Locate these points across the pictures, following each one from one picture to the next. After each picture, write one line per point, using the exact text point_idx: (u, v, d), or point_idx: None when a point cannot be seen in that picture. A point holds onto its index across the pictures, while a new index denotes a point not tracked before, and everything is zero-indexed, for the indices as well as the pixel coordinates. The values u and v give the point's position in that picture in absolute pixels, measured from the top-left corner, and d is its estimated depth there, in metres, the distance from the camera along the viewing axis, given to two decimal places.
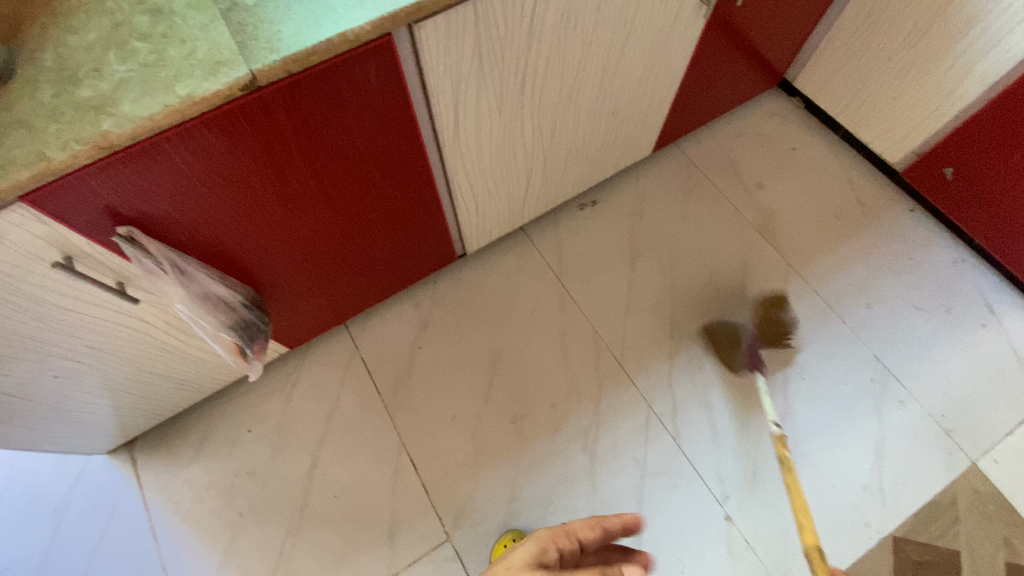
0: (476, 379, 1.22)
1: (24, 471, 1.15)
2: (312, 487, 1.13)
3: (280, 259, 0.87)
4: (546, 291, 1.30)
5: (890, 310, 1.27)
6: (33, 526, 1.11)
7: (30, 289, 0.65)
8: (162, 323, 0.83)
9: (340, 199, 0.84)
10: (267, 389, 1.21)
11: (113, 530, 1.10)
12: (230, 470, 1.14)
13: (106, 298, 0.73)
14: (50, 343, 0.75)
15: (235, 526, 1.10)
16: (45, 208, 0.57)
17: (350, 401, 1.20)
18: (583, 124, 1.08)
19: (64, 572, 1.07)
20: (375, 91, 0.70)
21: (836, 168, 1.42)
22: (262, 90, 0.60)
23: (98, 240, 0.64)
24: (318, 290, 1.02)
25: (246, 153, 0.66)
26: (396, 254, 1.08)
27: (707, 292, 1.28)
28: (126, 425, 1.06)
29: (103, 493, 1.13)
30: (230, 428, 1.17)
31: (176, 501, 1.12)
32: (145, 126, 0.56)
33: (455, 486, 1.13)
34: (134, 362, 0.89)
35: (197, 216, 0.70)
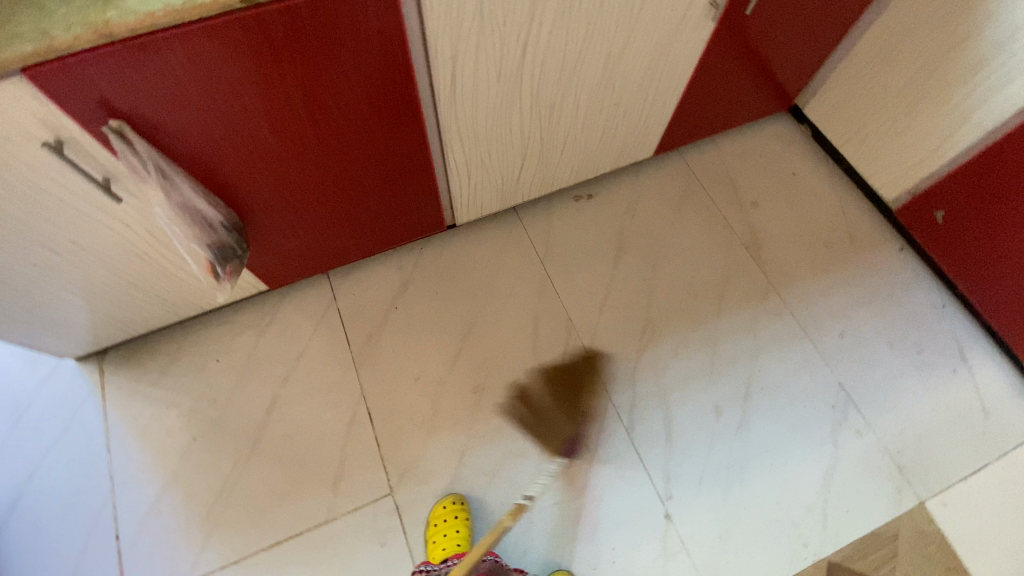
0: (445, 345, 1.24)
1: None
2: (268, 423, 1.15)
3: (266, 189, 0.90)
4: (527, 273, 1.33)
5: (863, 342, 1.27)
6: None
7: (19, 167, 0.68)
8: (142, 228, 0.86)
9: (331, 138, 0.87)
10: (242, 323, 1.24)
11: (69, 434, 1.13)
12: (193, 395, 1.17)
13: (91, 192, 0.76)
14: (32, 229, 0.78)
15: (187, 448, 1.12)
16: (40, 84, 0.60)
17: (320, 347, 1.23)
18: (583, 110, 1.10)
19: (16, 465, 1.10)
20: (375, 32, 0.73)
21: (832, 197, 1.43)
22: (263, 8, 0.63)
23: (89, 129, 0.67)
24: (301, 230, 1.05)
25: (242, 70, 0.69)
26: (383, 208, 1.11)
27: (685, 297, 1.29)
28: (97, 329, 1.09)
29: (67, 397, 1.16)
30: (199, 355, 1.20)
31: (135, 416, 1.15)
32: (146, 22, 0.59)
33: (407, 444, 1.14)
34: (112, 265, 0.92)
35: (188, 126, 0.73)
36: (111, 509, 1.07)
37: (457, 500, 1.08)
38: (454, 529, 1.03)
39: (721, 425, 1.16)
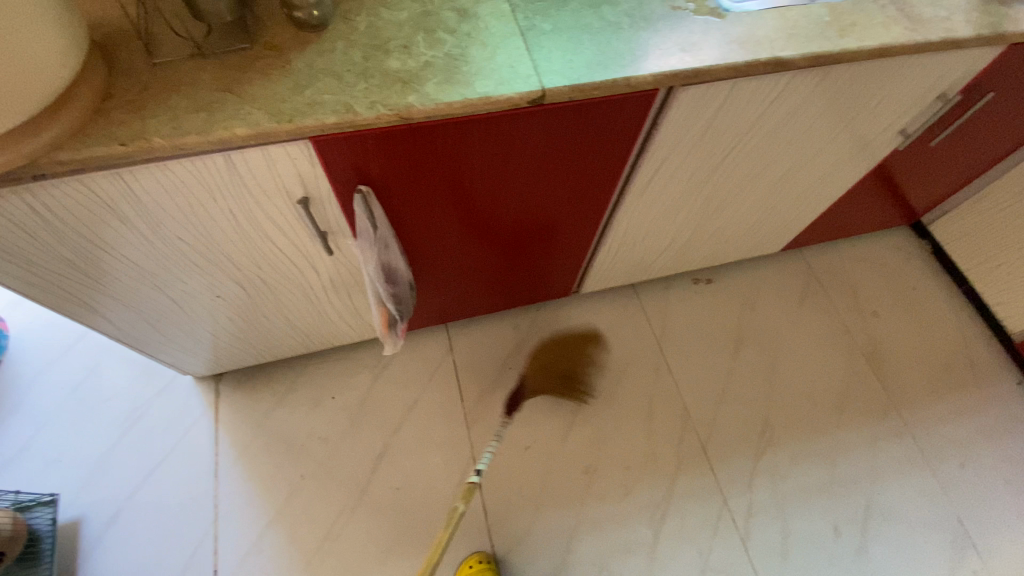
0: (558, 417, 1.22)
1: (112, 371, 1.19)
2: (377, 473, 1.12)
3: (447, 250, 0.90)
4: (643, 352, 1.31)
5: (985, 479, 1.21)
6: (106, 425, 1.14)
7: (260, 215, 0.69)
8: (328, 273, 0.87)
9: (525, 215, 0.87)
10: (359, 362, 1.23)
11: (176, 453, 1.12)
12: (304, 431, 1.15)
13: (306, 240, 0.77)
14: (235, 266, 0.79)
15: (293, 486, 1.10)
16: (321, 152, 0.61)
17: (432, 400, 1.21)
18: (743, 210, 1.11)
19: (121, 478, 1.09)
20: (614, 133, 0.74)
21: (953, 320, 1.41)
22: (539, 107, 0.64)
23: (338, 191, 0.68)
24: (452, 287, 1.05)
25: (489, 154, 0.70)
26: (529, 277, 1.11)
27: (804, 404, 1.27)
28: (229, 354, 1.08)
29: (180, 414, 1.16)
30: (314, 390, 1.19)
31: (245, 444, 1.14)
32: (440, 110, 0.60)
33: (515, 518, 1.11)
34: (280, 303, 0.93)
35: (418, 194, 0.74)
36: (212, 540, 1.05)
37: (483, 558, 1.04)
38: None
39: (841, 549, 1.12)
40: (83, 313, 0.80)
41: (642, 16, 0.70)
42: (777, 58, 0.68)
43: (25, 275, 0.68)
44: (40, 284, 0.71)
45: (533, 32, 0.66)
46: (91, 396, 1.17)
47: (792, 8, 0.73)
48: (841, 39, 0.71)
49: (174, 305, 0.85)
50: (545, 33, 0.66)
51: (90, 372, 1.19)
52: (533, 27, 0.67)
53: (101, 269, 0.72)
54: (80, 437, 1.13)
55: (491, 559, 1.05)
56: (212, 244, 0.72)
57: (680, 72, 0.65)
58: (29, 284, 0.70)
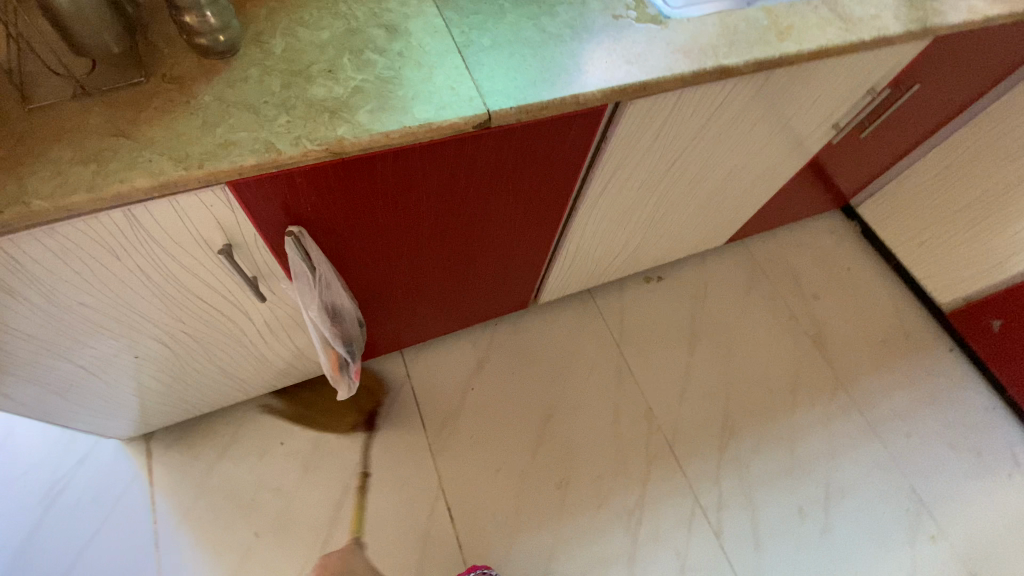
0: (525, 434, 1.18)
1: (20, 443, 1.05)
2: (339, 519, 1.05)
3: (394, 280, 0.84)
4: (605, 357, 1.30)
5: (927, 444, 1.30)
6: (17, 507, 1.00)
7: (176, 268, 0.61)
8: (263, 317, 0.78)
9: (475, 238, 0.82)
10: (309, 400, 1.15)
11: (107, 528, 1.00)
12: (254, 483, 1.06)
13: (234, 287, 0.69)
14: (152, 323, 0.69)
15: (247, 546, 1.01)
16: (241, 196, 0.54)
17: (393, 431, 1.14)
18: (690, 211, 1.11)
19: (41, 566, 0.96)
20: (563, 150, 0.70)
21: (885, 296, 1.50)
22: (484, 131, 0.59)
23: (265, 234, 0.61)
24: (404, 315, 0.98)
25: (433, 181, 0.65)
26: (485, 296, 1.07)
27: (760, 392, 1.30)
28: (158, 412, 0.97)
29: (107, 480, 1.03)
30: (261, 436, 1.10)
31: (187, 506, 1.03)
32: (377, 142, 0.54)
33: (491, 545, 1.07)
34: (212, 354, 0.83)
35: (357, 228, 0.67)
36: None
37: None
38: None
39: (807, 528, 1.16)
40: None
41: (583, 27, 0.66)
42: (722, 66, 0.67)
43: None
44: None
45: (471, 48, 0.61)
46: None
47: (730, 13, 0.72)
48: (780, 43, 0.70)
49: (84, 372, 0.74)
50: (484, 50, 0.61)
51: None
52: (470, 43, 0.62)
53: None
54: None
55: None
56: (122, 304, 0.63)
57: (630, 84, 0.62)
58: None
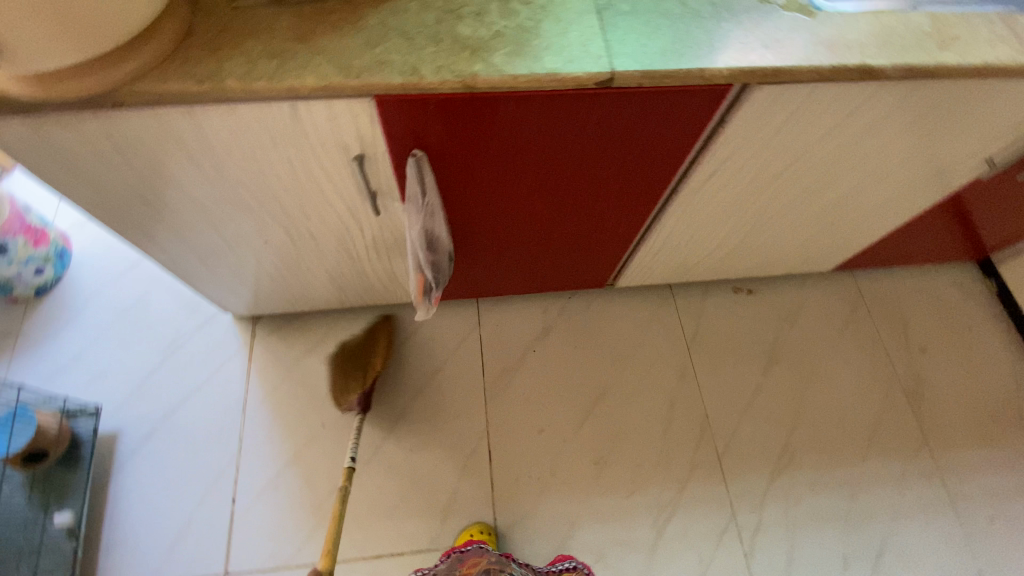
0: (576, 406, 1.21)
1: (159, 299, 1.26)
2: (393, 432, 1.16)
3: (488, 227, 0.90)
4: (671, 354, 1.29)
5: (1016, 537, 1.15)
6: (148, 350, 1.20)
7: (315, 166, 0.70)
8: (370, 232, 0.88)
9: (570, 201, 0.86)
10: (389, 324, 1.26)
11: (209, 385, 1.18)
12: (329, 382, 1.19)
13: (355, 197, 0.78)
14: (284, 213, 0.81)
15: (314, 433, 1.15)
16: (383, 111, 0.61)
17: (455, 370, 1.23)
18: (798, 223, 1.06)
19: (156, 401, 1.16)
20: (676, 126, 0.71)
21: (1007, 367, 1.33)
22: (605, 91, 0.62)
23: (392, 151, 0.68)
24: (489, 264, 1.04)
25: (545, 134, 0.69)
26: (566, 265, 1.10)
27: (830, 430, 1.23)
28: (269, 299, 1.12)
29: (217, 347, 1.21)
30: (343, 344, 1.23)
31: (273, 385, 1.19)
32: (506, 82, 0.59)
33: (520, 496, 1.13)
34: (322, 257, 0.95)
35: (468, 166, 0.73)
36: (234, 471, 1.11)
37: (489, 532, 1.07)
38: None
39: None
40: (138, 240, 0.84)
41: (725, 6, 0.67)
42: (865, 66, 0.64)
43: (92, 198, 0.72)
44: (102, 209, 0.74)
45: (609, 12, 0.64)
46: (137, 320, 1.23)
47: (889, 14, 0.69)
48: (940, 52, 0.66)
49: (224, 245, 0.88)
50: (622, 15, 0.64)
51: (139, 297, 1.26)
52: (610, 7, 0.65)
53: (162, 203, 0.75)
54: (124, 357, 1.20)
55: (492, 532, 1.07)
56: (267, 190, 0.74)
57: (760, 68, 0.62)
58: (95, 208, 0.74)
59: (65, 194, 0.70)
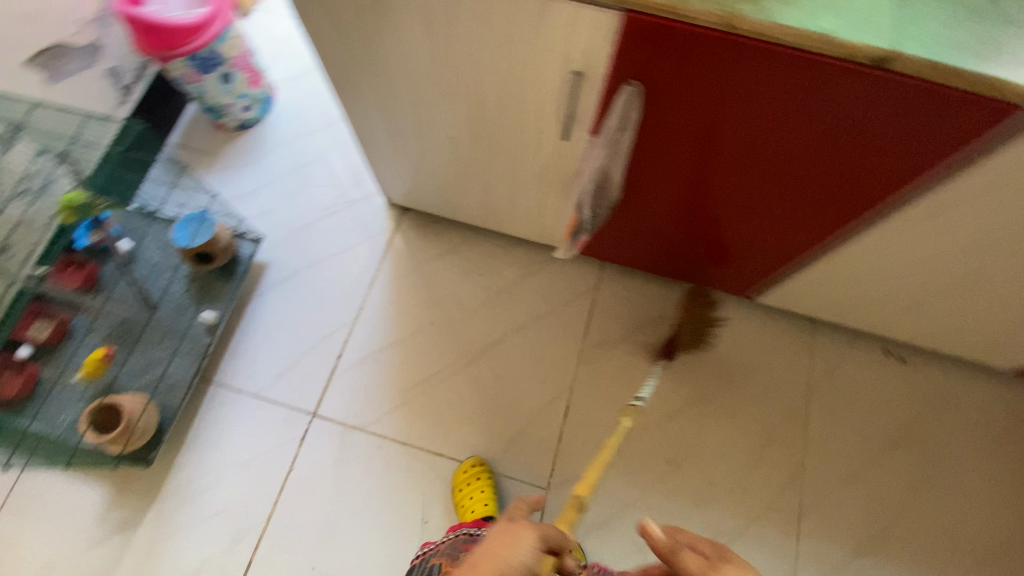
0: (667, 401, 1.17)
1: (330, 165, 1.38)
2: (487, 354, 1.21)
3: (658, 189, 0.87)
4: (787, 390, 1.18)
5: None
6: (309, 205, 1.34)
7: (531, 72, 0.71)
8: (546, 157, 0.88)
9: (756, 189, 0.80)
10: (516, 257, 1.28)
11: (348, 254, 1.30)
12: (447, 289, 1.26)
13: (551, 116, 0.78)
14: (479, 113, 0.83)
15: (420, 327, 1.23)
16: (624, 29, 0.60)
17: (562, 322, 1.23)
18: (1008, 302, 0.90)
19: (303, 250, 1.30)
20: (922, 142, 0.63)
21: None
22: (864, 71, 0.56)
23: (610, 77, 0.67)
24: (638, 229, 1.02)
25: (771, 104, 0.64)
26: (714, 259, 1.04)
27: (938, 538, 1.08)
28: (423, 196, 1.19)
29: (364, 224, 1.32)
30: (469, 259, 1.28)
31: (400, 273, 1.28)
32: (768, 30, 0.55)
33: (583, 461, 1.13)
34: (490, 168, 0.98)
35: (673, 115, 0.70)
36: (346, 333, 1.23)
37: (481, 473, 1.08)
38: (480, 490, 1.06)
39: None
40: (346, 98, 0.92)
41: None
42: None
43: (332, 45, 0.79)
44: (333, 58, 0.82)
45: None
46: (308, 177, 1.37)
47: None
48: None
49: (412, 128, 0.94)
50: None
51: (315, 158, 1.39)
52: None
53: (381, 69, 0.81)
54: (289, 204, 1.34)
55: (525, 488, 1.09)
56: (476, 84, 0.77)
57: None
58: (328, 56, 0.81)
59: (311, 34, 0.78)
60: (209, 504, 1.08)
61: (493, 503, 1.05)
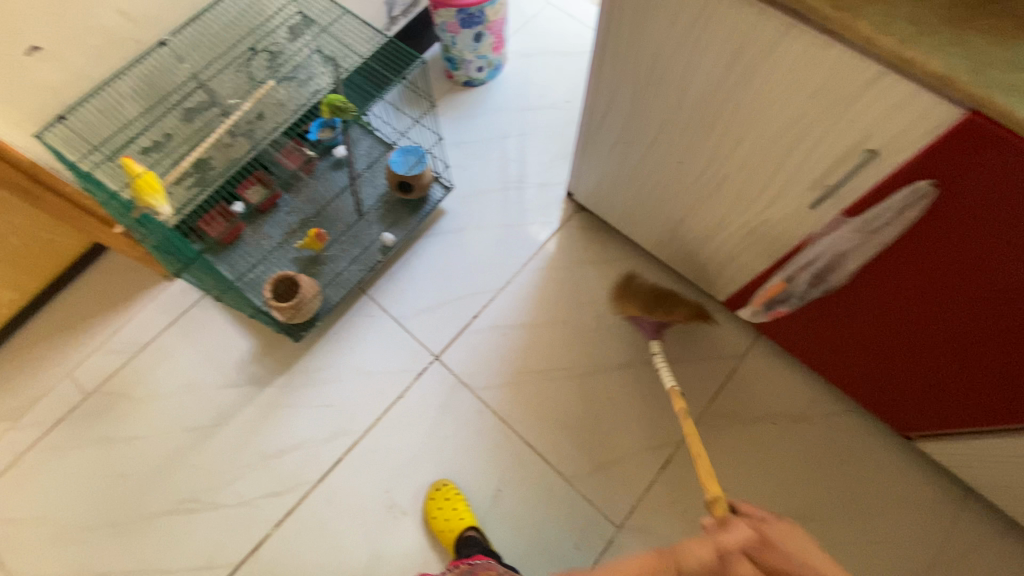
0: (770, 502, 1.10)
1: (530, 145, 1.45)
2: (607, 375, 1.20)
3: (879, 292, 0.82)
4: (908, 549, 1.06)
5: None
6: (499, 173, 1.42)
7: (817, 134, 0.70)
8: (771, 217, 0.86)
9: (1003, 333, 0.73)
10: (669, 295, 1.26)
11: (516, 229, 1.35)
12: (591, 298, 1.27)
13: (807, 181, 0.76)
14: (726, 153, 0.82)
15: (553, 323, 1.25)
16: (959, 128, 0.57)
17: (691, 376, 1.19)
18: None
19: (479, 210, 1.38)
20: None
21: None
22: None
23: (906, 168, 0.65)
24: (822, 325, 0.96)
25: None
26: (891, 385, 0.96)
27: None
28: (608, 206, 1.19)
29: (540, 208, 1.37)
30: (623, 280, 1.27)
31: (554, 266, 1.31)
32: None
33: (662, 517, 1.10)
34: (699, 205, 0.97)
35: (956, 229, 0.66)
36: (488, 298, 1.29)
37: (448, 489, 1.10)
38: (454, 509, 1.07)
39: None
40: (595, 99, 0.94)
41: None
42: None
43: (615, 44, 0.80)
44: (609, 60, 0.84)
45: None
46: (508, 148, 1.45)
47: None
48: None
49: (641, 143, 0.94)
50: None
51: (520, 134, 1.47)
52: None
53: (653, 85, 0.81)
54: (482, 166, 1.43)
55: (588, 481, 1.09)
56: (745, 126, 0.76)
57: None
58: (607, 56, 0.84)
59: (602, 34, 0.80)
60: (327, 394, 1.21)
61: (469, 515, 1.07)
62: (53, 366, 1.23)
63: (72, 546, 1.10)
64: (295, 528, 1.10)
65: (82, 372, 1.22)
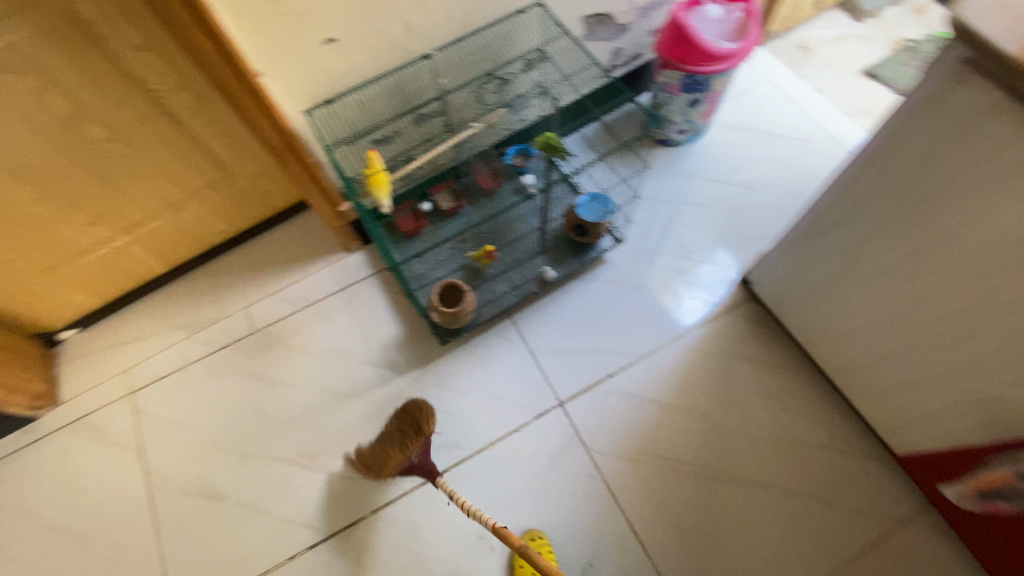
0: None
1: (710, 219, 1.41)
2: (736, 484, 1.13)
3: None
4: None
5: None
6: (670, 237, 1.39)
7: None
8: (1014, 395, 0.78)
9: None
10: (827, 422, 1.17)
11: (673, 300, 1.31)
12: (740, 398, 1.20)
13: None
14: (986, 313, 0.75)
15: (693, 410, 1.20)
16: None
17: (830, 519, 1.09)
18: None
19: (641, 268, 1.35)
20: None
21: None
22: None
23: None
24: None
25: None
26: None
27: None
28: (800, 309, 1.14)
29: (704, 287, 1.32)
30: (779, 389, 1.20)
31: (707, 350, 1.25)
32: None
33: None
34: (913, 346, 0.90)
35: None
36: (627, 360, 1.25)
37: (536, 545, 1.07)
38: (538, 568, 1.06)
39: None
40: (832, 203, 0.90)
41: None
42: None
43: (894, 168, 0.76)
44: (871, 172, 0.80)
45: None
46: (685, 214, 1.41)
47: None
48: None
49: (870, 265, 0.90)
50: None
51: (702, 204, 1.43)
52: None
53: (914, 211, 0.77)
54: (655, 225, 1.40)
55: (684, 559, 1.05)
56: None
57: None
58: (873, 174, 0.80)
59: (876, 145, 0.77)
60: (448, 402, 1.24)
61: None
62: (236, 296, 1.41)
63: (201, 459, 1.23)
64: (386, 520, 1.14)
65: (256, 310, 1.39)
